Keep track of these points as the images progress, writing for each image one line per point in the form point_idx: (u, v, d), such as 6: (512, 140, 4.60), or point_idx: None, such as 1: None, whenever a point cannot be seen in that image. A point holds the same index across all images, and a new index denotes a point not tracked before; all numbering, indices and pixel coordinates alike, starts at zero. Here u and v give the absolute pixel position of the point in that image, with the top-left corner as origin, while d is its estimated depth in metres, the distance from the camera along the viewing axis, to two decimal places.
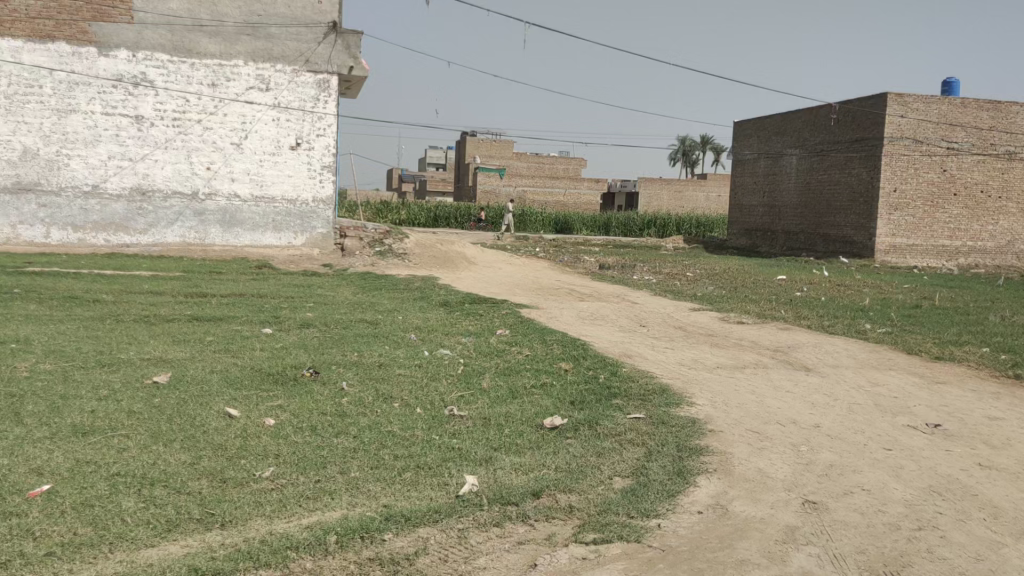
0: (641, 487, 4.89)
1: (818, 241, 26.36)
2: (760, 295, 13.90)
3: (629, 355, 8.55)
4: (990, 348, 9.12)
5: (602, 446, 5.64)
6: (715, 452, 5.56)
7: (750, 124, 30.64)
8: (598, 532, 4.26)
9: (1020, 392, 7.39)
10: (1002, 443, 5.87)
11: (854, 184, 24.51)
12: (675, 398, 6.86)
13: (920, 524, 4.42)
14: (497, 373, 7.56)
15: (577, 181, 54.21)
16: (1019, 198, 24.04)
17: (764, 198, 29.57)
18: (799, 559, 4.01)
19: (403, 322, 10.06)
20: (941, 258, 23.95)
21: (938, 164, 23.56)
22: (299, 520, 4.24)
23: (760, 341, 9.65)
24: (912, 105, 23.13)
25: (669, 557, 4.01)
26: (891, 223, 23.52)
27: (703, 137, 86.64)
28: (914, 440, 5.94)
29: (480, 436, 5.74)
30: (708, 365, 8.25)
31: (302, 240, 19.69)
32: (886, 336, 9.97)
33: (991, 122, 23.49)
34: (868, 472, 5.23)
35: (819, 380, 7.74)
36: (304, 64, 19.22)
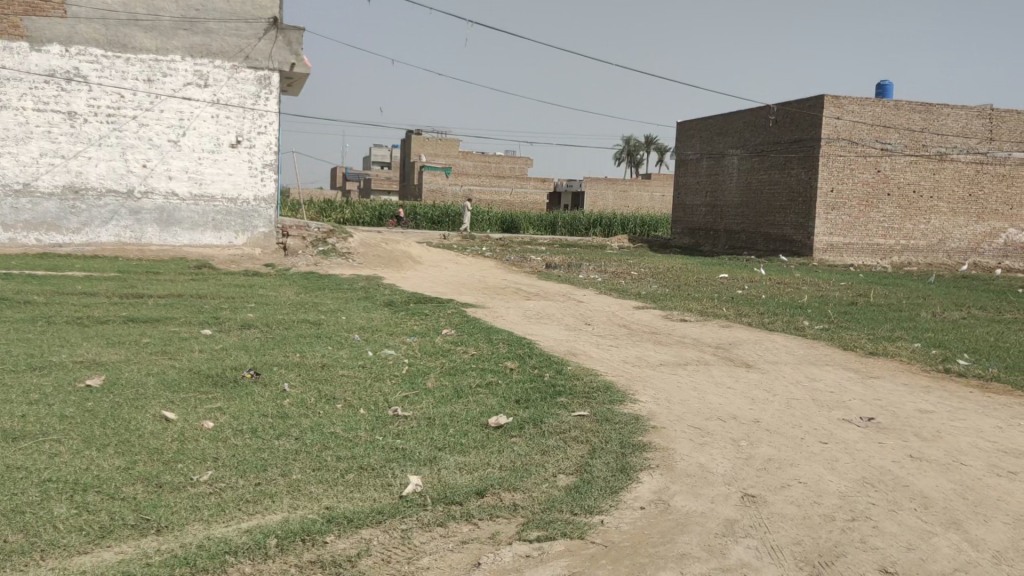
0: (585, 483, 4.93)
1: (758, 240, 26.86)
2: (702, 293, 14.09)
3: (574, 353, 8.60)
4: (921, 343, 9.40)
5: (546, 444, 5.67)
6: (657, 448, 5.64)
7: (693, 124, 31.10)
8: (542, 530, 4.29)
9: (950, 386, 7.64)
10: (932, 436, 6.06)
11: (793, 184, 25.05)
12: (619, 395, 6.94)
13: (854, 515, 4.54)
14: (442, 372, 7.55)
15: (523, 181, 54.33)
16: (949, 198, 24.79)
17: (707, 197, 30.03)
18: (738, 551, 4.09)
19: (347, 322, 9.97)
20: (876, 256, 24.60)
21: (872, 164, 24.21)
22: (238, 524, 4.18)
23: (702, 338, 9.80)
24: (846, 107, 23.80)
25: (611, 553, 4.05)
26: (828, 222, 24.09)
27: (648, 137, 87.55)
28: (848, 433, 6.10)
29: (425, 436, 5.72)
30: (651, 363, 8.36)
31: (242, 240, 19.36)
32: (823, 332, 10.21)
33: (923, 124, 24.21)
34: (804, 465, 5.36)
35: (759, 376, 7.90)
36: (244, 60, 18.92)
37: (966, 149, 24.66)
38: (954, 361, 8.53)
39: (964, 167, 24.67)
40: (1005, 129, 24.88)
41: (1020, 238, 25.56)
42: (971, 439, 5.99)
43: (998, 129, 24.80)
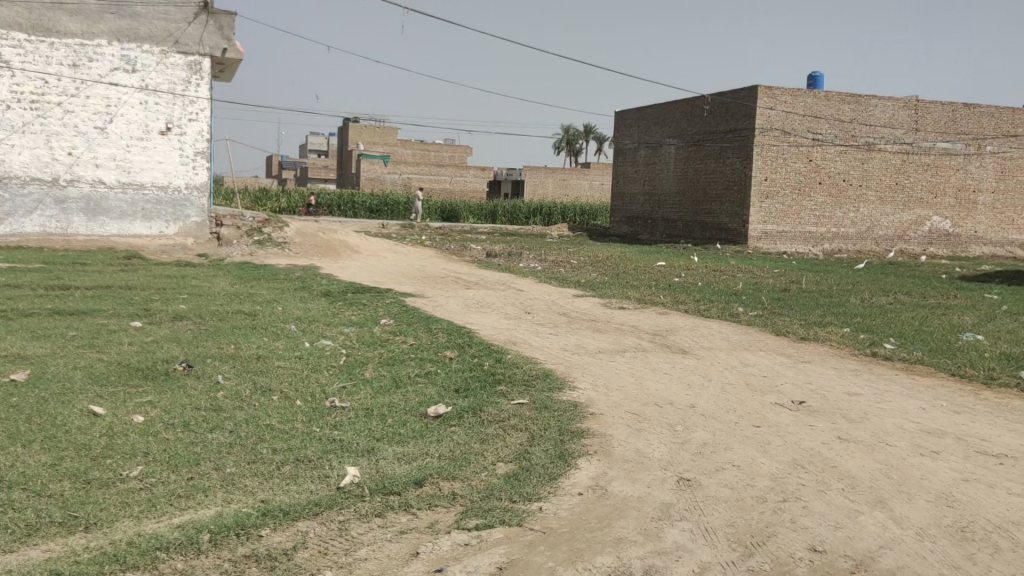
0: (524, 471, 4.96)
1: (695, 228, 27.26)
2: (640, 281, 14.26)
3: (514, 342, 8.63)
4: (851, 328, 9.68)
5: (486, 433, 5.68)
6: (595, 434, 5.70)
7: (630, 113, 31.37)
8: (481, 518, 4.30)
9: (877, 368, 7.90)
10: (859, 417, 6.26)
11: (729, 173, 25.47)
12: (558, 382, 6.99)
13: (785, 496, 4.67)
14: (380, 363, 7.50)
15: (463, 169, 54.14)
16: (878, 187, 25.52)
17: (645, 186, 30.36)
18: (673, 534, 4.17)
19: (283, 313, 9.80)
20: (808, 243, 25.18)
21: (804, 154, 24.77)
22: (170, 519, 4.10)
23: (640, 325, 9.91)
24: (779, 98, 24.31)
25: (549, 539, 4.09)
26: (763, 211, 24.57)
27: (586, 126, 88.12)
28: (780, 417, 6.26)
29: (362, 427, 5.67)
30: (590, 350, 8.44)
31: (174, 230, 18.90)
32: (757, 318, 10.44)
33: (852, 115, 24.87)
34: (738, 449, 5.48)
35: (694, 362, 8.04)
36: (174, 45, 18.43)
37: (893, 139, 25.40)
38: (881, 345, 8.81)
39: (891, 157, 25.42)
40: (930, 119, 25.72)
41: (945, 225, 26.48)
42: (896, 420, 6.20)
43: (923, 119, 25.62)
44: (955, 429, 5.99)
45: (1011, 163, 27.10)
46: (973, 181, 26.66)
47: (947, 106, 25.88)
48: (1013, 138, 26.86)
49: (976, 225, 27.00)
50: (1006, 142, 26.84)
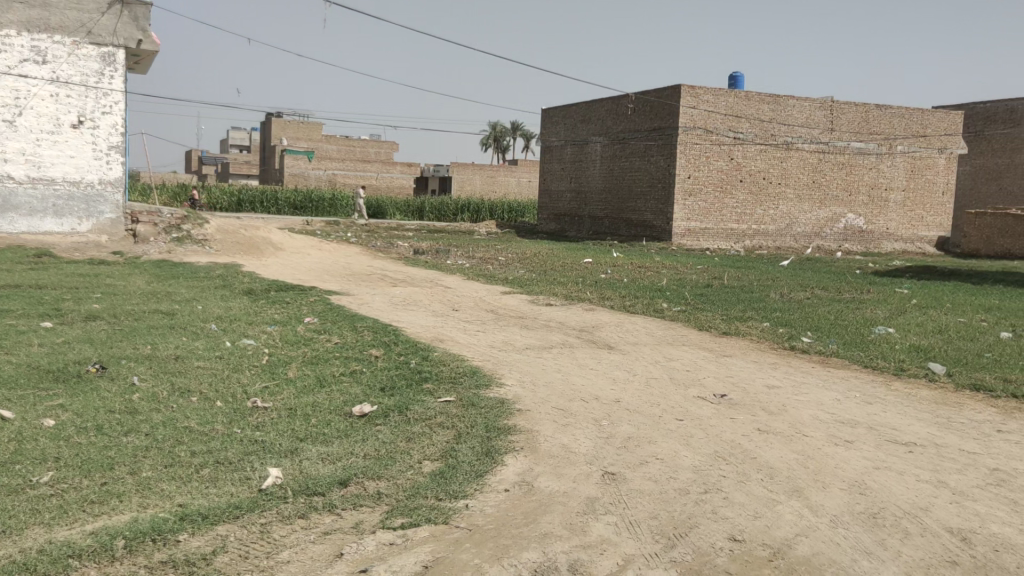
0: (450, 469, 4.95)
1: (621, 225, 27.60)
2: (567, 278, 14.37)
3: (441, 339, 8.60)
4: (770, 322, 9.96)
5: (411, 431, 5.65)
6: (522, 430, 5.72)
7: (556, 110, 31.57)
8: (407, 517, 4.28)
9: (795, 361, 8.14)
10: (778, 409, 6.43)
11: (653, 171, 25.85)
12: (485, 379, 7.00)
13: (706, 488, 4.77)
14: (304, 362, 7.39)
15: (389, 165, 53.68)
16: (795, 184, 26.31)
17: (572, 183, 30.60)
18: (598, 528, 4.21)
19: (203, 312, 9.55)
20: (730, 240, 25.70)
21: (726, 153, 25.29)
22: (83, 526, 3.96)
23: (567, 322, 9.99)
24: (702, 97, 24.74)
25: (475, 536, 4.09)
26: (686, 208, 24.98)
27: (514, 123, 88.41)
28: (702, 410, 6.39)
29: (285, 428, 5.58)
30: (518, 346, 8.46)
31: (86, 227, 18.20)
32: (680, 313, 10.64)
33: (771, 115, 25.56)
34: (661, 442, 5.57)
35: (620, 357, 8.15)
36: (87, 36, 17.78)
37: (810, 138, 26.23)
38: (799, 338, 9.07)
39: (807, 156, 26.25)
40: (845, 120, 26.61)
41: (858, 222, 27.47)
42: (813, 411, 6.40)
43: (838, 120, 26.50)
44: (867, 419, 6.21)
45: (920, 163, 28.25)
46: (885, 180, 27.72)
47: (860, 107, 26.82)
48: (922, 138, 28.02)
49: (888, 222, 28.07)
50: (915, 143, 27.99)
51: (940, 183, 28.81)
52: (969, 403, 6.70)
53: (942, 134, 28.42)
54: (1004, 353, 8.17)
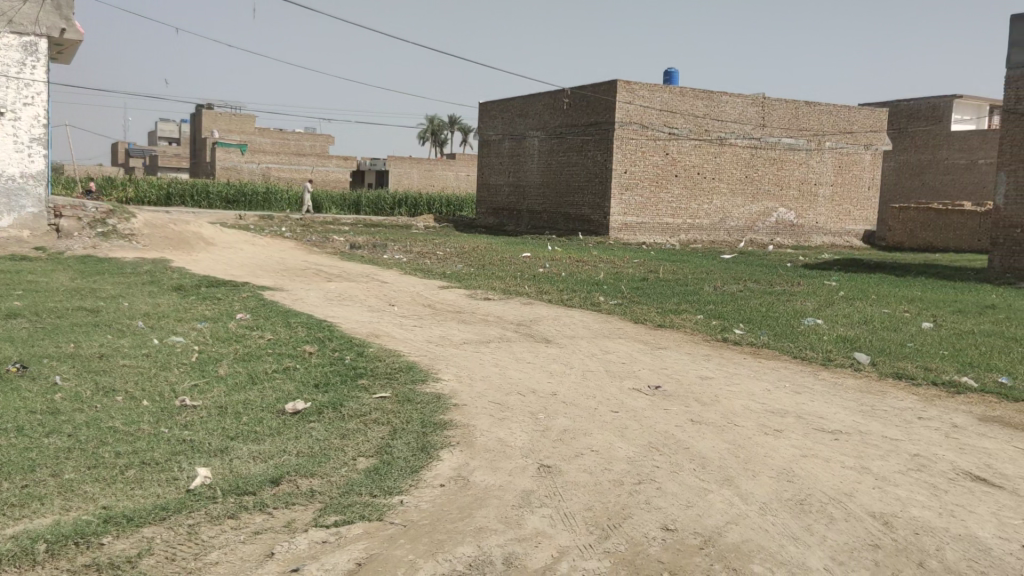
0: (385, 465, 4.91)
1: (559, 219, 27.72)
2: (504, 272, 14.38)
3: (377, 335, 8.53)
4: (704, 315, 10.12)
5: (346, 428, 5.59)
6: (458, 425, 5.71)
7: (493, 104, 31.55)
8: (340, 514, 4.23)
9: (727, 353, 8.30)
10: (710, 400, 6.55)
11: (590, 166, 25.99)
12: (421, 374, 6.97)
13: (640, 478, 4.83)
14: (236, 359, 7.24)
15: (325, 159, 53.04)
16: (729, 180, 26.81)
17: (510, 178, 30.62)
18: (533, 521, 4.23)
19: (130, 309, 9.28)
20: (665, 234, 26.00)
21: (661, 148, 25.58)
22: (2, 531, 3.83)
23: (504, 316, 10.00)
24: (637, 93, 24.96)
25: (409, 532, 4.07)
26: (623, 202, 25.14)
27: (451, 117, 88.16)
28: (636, 402, 6.47)
29: (215, 426, 5.47)
30: (454, 341, 8.44)
31: (7, 222, 17.51)
32: (617, 307, 10.76)
33: (705, 111, 25.99)
34: (596, 434, 5.62)
35: (557, 350, 8.19)
36: (7, 25, 17.13)
37: (742, 134, 26.77)
38: (732, 331, 9.24)
39: (740, 151, 26.78)
40: (776, 116, 27.21)
41: (789, 217, 28.15)
42: (744, 401, 6.53)
43: (769, 116, 27.10)
44: (796, 408, 6.36)
45: (848, 159, 29.08)
46: (814, 175, 28.46)
47: (790, 104, 27.46)
48: (848, 134, 28.85)
49: (817, 216, 28.83)
50: (843, 139, 28.80)
51: (866, 178, 29.70)
52: (892, 391, 6.92)
53: (868, 131, 29.31)
54: (925, 343, 8.46)
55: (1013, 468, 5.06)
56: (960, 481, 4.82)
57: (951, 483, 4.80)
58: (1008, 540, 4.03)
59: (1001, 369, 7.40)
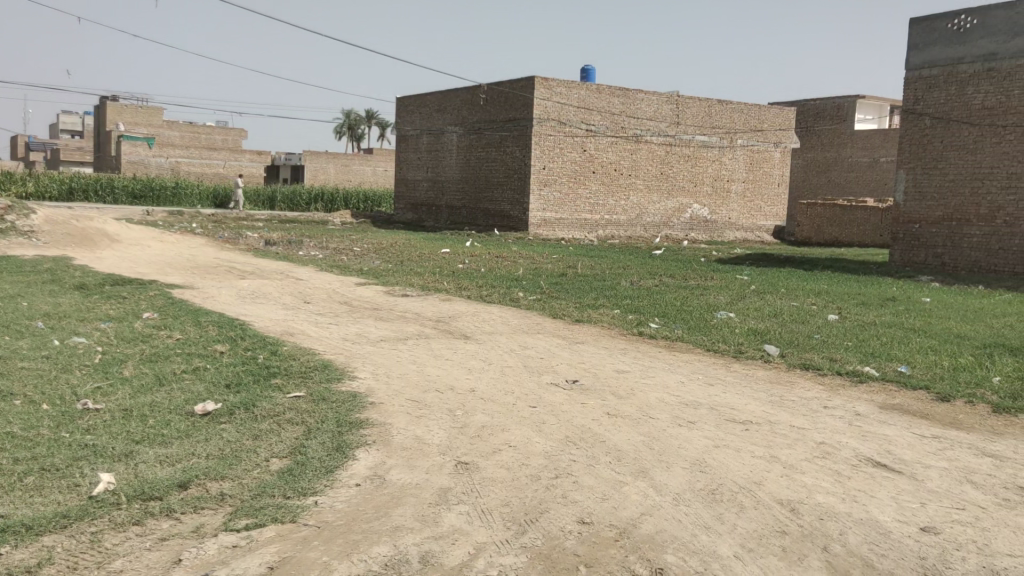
0: (299, 466, 4.82)
1: (478, 215, 27.66)
2: (423, 268, 14.28)
3: (291, 333, 8.35)
4: (620, 310, 10.26)
5: (259, 429, 5.46)
6: (375, 424, 5.65)
7: (410, 99, 31.27)
8: (251, 518, 4.13)
9: (643, 346, 8.44)
10: (626, 393, 6.65)
11: (508, 162, 26.02)
12: (337, 373, 6.87)
13: (557, 473, 4.86)
14: (142, 360, 6.99)
15: (238, 153, 51.77)
16: (645, 176, 27.29)
17: (428, 173, 30.43)
18: (450, 518, 4.22)
19: (28, 309, 8.86)
20: (584, 230, 26.25)
21: (579, 144, 25.82)
22: None
23: (422, 312, 9.94)
24: (554, 90, 25.11)
25: (324, 533, 4.00)
26: (541, 199, 25.26)
27: (368, 112, 87.24)
28: (555, 396, 6.51)
29: (119, 430, 5.27)
30: (371, 339, 8.34)
31: None
32: (536, 302, 10.81)
33: (621, 108, 26.34)
34: (514, 430, 5.63)
35: (475, 346, 8.19)
36: None
37: (657, 131, 27.27)
38: (647, 324, 9.41)
39: (656, 148, 27.31)
40: (690, 113, 27.80)
41: (703, 213, 28.85)
42: (659, 394, 6.65)
43: (683, 114, 27.67)
44: (709, 400, 6.51)
45: (758, 156, 29.96)
46: (726, 172, 29.21)
47: (703, 102, 28.09)
48: (759, 132, 29.72)
49: (730, 212, 29.61)
50: (753, 136, 29.64)
51: (776, 175, 30.62)
52: (800, 381, 7.15)
53: (777, 129, 30.19)
54: (830, 334, 8.77)
55: (911, 453, 5.29)
56: (862, 467, 5.01)
57: (854, 469, 4.99)
58: (906, 523, 4.20)
59: (901, 358, 7.73)
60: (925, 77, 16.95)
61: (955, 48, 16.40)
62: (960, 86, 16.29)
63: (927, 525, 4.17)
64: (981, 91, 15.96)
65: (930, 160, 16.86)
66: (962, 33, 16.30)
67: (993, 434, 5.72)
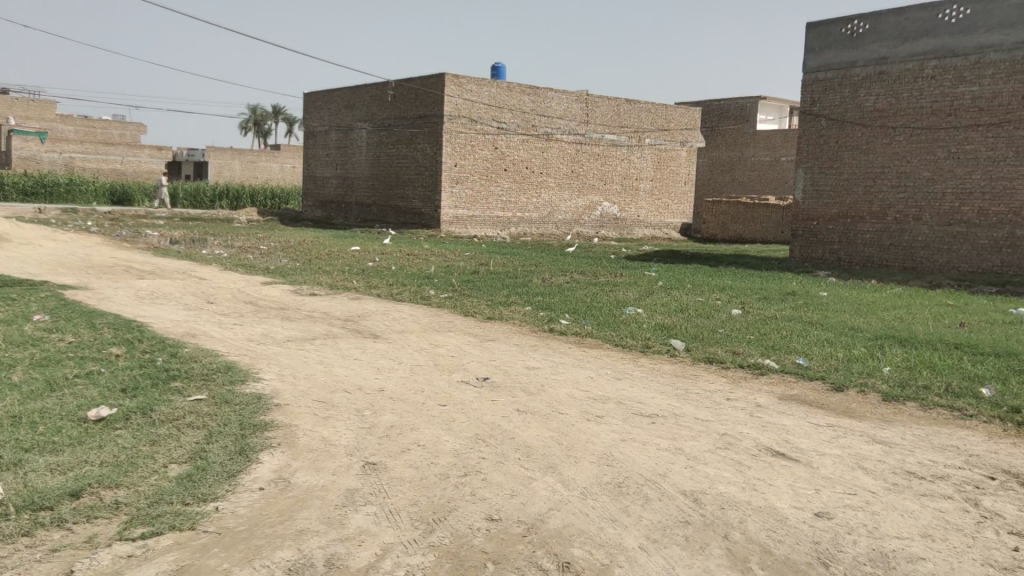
0: (199, 470, 4.67)
1: (388, 212, 27.41)
2: (332, 266, 14.10)
3: (192, 334, 8.10)
4: (532, 307, 10.31)
5: (157, 434, 5.27)
6: (279, 426, 5.52)
7: (318, 95, 30.71)
8: (147, 526, 3.99)
9: (553, 343, 8.50)
10: (535, 390, 6.68)
11: (419, 159, 25.83)
12: (241, 374, 6.69)
13: (466, 470, 4.85)
14: (32, 365, 6.66)
15: (138, 148, 49.93)
16: (556, 174, 27.56)
17: (337, 170, 29.98)
18: (356, 519, 4.16)
19: None
20: (496, 228, 26.33)
21: (490, 142, 25.87)
22: None
23: (331, 311, 9.79)
24: (465, 87, 25.05)
25: (224, 540, 3.89)
26: (453, 196, 25.20)
27: (276, 107, 85.50)
28: (464, 394, 6.50)
29: (7, 438, 5.00)
30: (277, 339, 8.16)
31: None
32: (446, 300, 10.78)
33: (531, 106, 26.50)
34: (423, 429, 5.60)
35: (384, 345, 8.10)
36: None
37: (567, 130, 27.57)
38: (558, 321, 9.49)
39: (566, 147, 27.61)
40: (599, 112, 28.19)
41: (613, 210, 29.34)
42: (568, 390, 6.71)
43: (592, 112, 28.05)
44: (616, 394, 6.61)
45: (665, 155, 30.62)
46: (635, 170, 29.75)
47: (612, 101, 28.51)
48: (666, 131, 30.37)
49: (638, 210, 30.20)
50: (660, 136, 30.27)
51: (682, 173, 31.35)
52: (703, 374, 7.34)
53: (683, 129, 30.91)
54: (734, 329, 9.02)
55: (807, 441, 5.49)
56: (762, 457, 5.17)
57: (754, 459, 5.15)
58: (802, 509, 4.36)
59: (799, 351, 8.00)
60: (821, 80, 17.61)
61: (848, 52, 17.10)
62: (854, 88, 16.98)
63: (822, 510, 4.33)
64: (873, 93, 16.67)
65: (827, 159, 17.51)
66: (854, 37, 17.00)
67: (884, 422, 5.98)
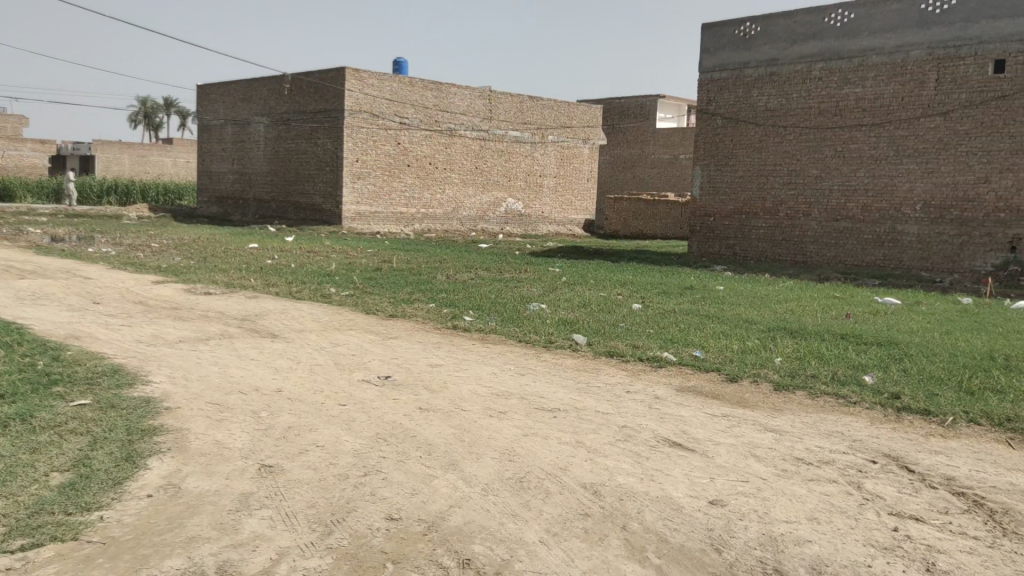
0: (83, 479, 4.45)
1: (288, 208, 26.81)
2: (227, 264, 13.71)
3: (77, 337, 7.73)
4: (435, 304, 10.23)
5: (37, 441, 4.99)
6: (170, 430, 5.32)
7: (213, 87, 29.77)
8: (26, 537, 3.77)
9: (457, 339, 8.47)
10: (438, 387, 6.65)
11: (319, 154, 25.32)
12: (129, 378, 6.40)
13: (366, 470, 4.78)
14: None
15: (18, 142, 47.41)
16: (459, 170, 27.53)
17: (233, 165, 29.13)
18: (250, 524, 4.04)
19: None
20: (400, 224, 26.11)
21: (393, 137, 25.58)
22: None
23: (227, 311, 9.51)
24: (366, 82, 24.71)
25: (110, 549, 3.71)
26: (355, 191, 24.81)
27: (168, 100, 82.61)
28: (365, 393, 6.40)
29: None
30: (169, 340, 7.88)
31: None
32: (348, 298, 10.61)
33: (433, 102, 26.35)
34: (322, 429, 5.48)
35: (283, 345, 7.91)
36: None
37: (470, 126, 27.55)
38: (462, 318, 9.44)
39: (469, 143, 27.59)
40: (501, 109, 28.29)
41: (516, 207, 29.51)
42: (471, 386, 6.69)
43: (495, 109, 28.12)
44: (518, 389, 6.63)
45: (568, 152, 30.98)
46: (538, 167, 29.99)
47: (515, 98, 28.66)
48: (568, 129, 30.70)
49: (542, 206, 30.46)
50: (563, 133, 30.59)
51: (585, 170, 31.78)
52: (605, 367, 7.44)
53: (585, 126, 31.32)
54: (635, 322, 9.18)
55: (703, 432, 5.63)
56: (659, 448, 5.27)
57: (652, 450, 5.24)
58: (697, 497, 4.46)
59: (696, 344, 8.20)
60: (716, 80, 18.14)
61: (741, 54, 17.66)
62: (747, 88, 17.57)
63: (715, 498, 4.45)
64: (766, 94, 17.27)
65: (722, 157, 18.05)
66: (747, 39, 17.57)
67: (775, 410, 6.19)
